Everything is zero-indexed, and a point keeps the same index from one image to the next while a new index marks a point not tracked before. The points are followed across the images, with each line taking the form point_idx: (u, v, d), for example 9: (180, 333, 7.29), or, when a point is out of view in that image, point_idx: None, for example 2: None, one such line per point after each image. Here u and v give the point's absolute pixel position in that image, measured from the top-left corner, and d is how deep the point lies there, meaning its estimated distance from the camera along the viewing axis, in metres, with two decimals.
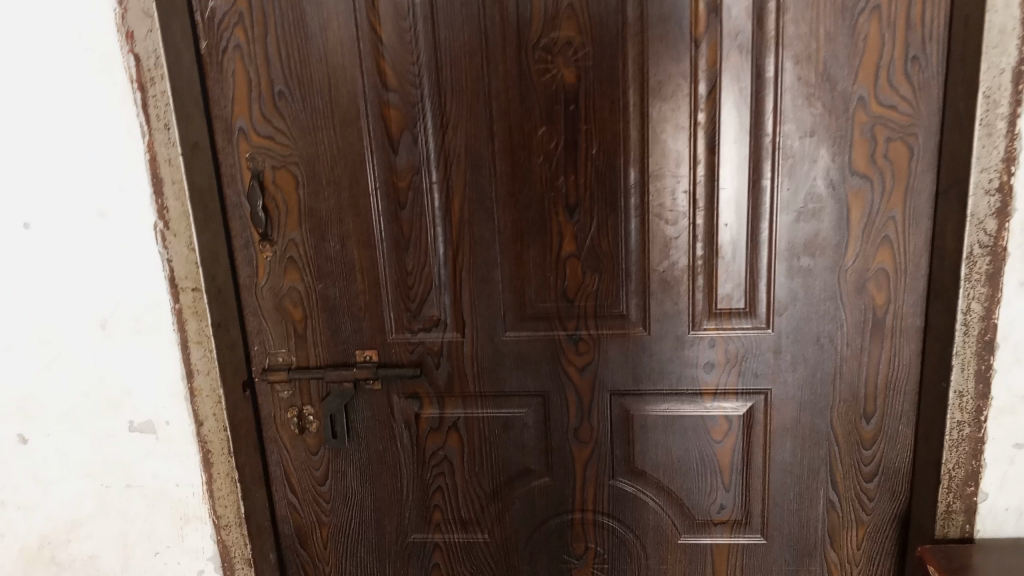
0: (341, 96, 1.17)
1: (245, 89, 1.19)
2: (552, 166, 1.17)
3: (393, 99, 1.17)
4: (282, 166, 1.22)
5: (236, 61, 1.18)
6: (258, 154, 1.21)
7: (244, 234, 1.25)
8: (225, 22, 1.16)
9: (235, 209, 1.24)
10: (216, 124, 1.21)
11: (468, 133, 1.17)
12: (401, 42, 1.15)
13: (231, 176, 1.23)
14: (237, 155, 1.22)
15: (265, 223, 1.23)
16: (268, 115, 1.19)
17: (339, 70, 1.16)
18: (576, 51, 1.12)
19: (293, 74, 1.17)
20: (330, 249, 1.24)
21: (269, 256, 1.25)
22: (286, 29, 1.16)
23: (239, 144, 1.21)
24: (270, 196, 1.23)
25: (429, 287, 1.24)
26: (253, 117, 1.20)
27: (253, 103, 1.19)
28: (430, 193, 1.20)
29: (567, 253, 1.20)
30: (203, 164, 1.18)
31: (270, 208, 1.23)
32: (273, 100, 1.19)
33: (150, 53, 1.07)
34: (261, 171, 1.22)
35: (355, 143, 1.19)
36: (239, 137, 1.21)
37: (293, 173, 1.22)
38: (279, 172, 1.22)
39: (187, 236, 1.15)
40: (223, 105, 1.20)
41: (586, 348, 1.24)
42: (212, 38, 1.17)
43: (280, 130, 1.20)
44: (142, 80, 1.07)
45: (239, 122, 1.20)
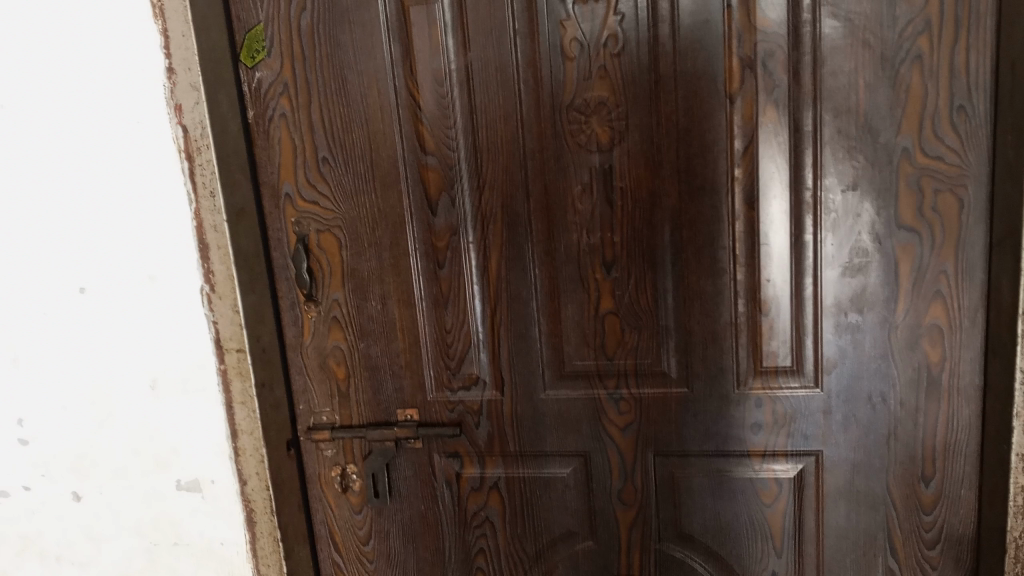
0: (381, 160, 1.20)
1: (290, 155, 1.22)
2: (589, 224, 1.16)
3: (432, 162, 1.19)
4: (326, 229, 1.24)
5: (282, 129, 1.21)
6: (304, 217, 1.24)
7: (289, 295, 1.27)
8: (271, 91, 1.20)
9: (281, 271, 1.26)
10: (264, 190, 1.24)
11: (505, 193, 1.18)
12: (438, 106, 1.17)
13: (277, 239, 1.25)
14: (283, 219, 1.24)
15: (309, 284, 1.25)
16: (313, 180, 1.22)
17: (379, 134, 1.19)
18: (610, 111, 1.13)
19: (336, 139, 1.20)
20: (371, 309, 1.25)
21: (314, 317, 1.27)
22: (329, 97, 1.19)
23: (285, 209, 1.24)
24: (314, 258, 1.25)
25: (469, 345, 1.24)
26: (298, 182, 1.23)
27: (297, 168, 1.22)
28: (469, 253, 1.21)
29: (605, 310, 1.19)
30: (250, 228, 1.22)
31: (315, 269, 1.25)
32: (318, 166, 1.22)
33: (197, 124, 1.12)
34: (306, 234, 1.24)
35: (395, 205, 1.21)
36: (284, 201, 1.24)
37: (337, 235, 1.24)
38: (323, 234, 1.24)
39: (231, 298, 1.17)
40: (269, 172, 1.23)
41: (626, 408, 1.21)
42: (258, 107, 1.21)
43: (323, 194, 1.22)
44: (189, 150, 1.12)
45: (285, 187, 1.23)
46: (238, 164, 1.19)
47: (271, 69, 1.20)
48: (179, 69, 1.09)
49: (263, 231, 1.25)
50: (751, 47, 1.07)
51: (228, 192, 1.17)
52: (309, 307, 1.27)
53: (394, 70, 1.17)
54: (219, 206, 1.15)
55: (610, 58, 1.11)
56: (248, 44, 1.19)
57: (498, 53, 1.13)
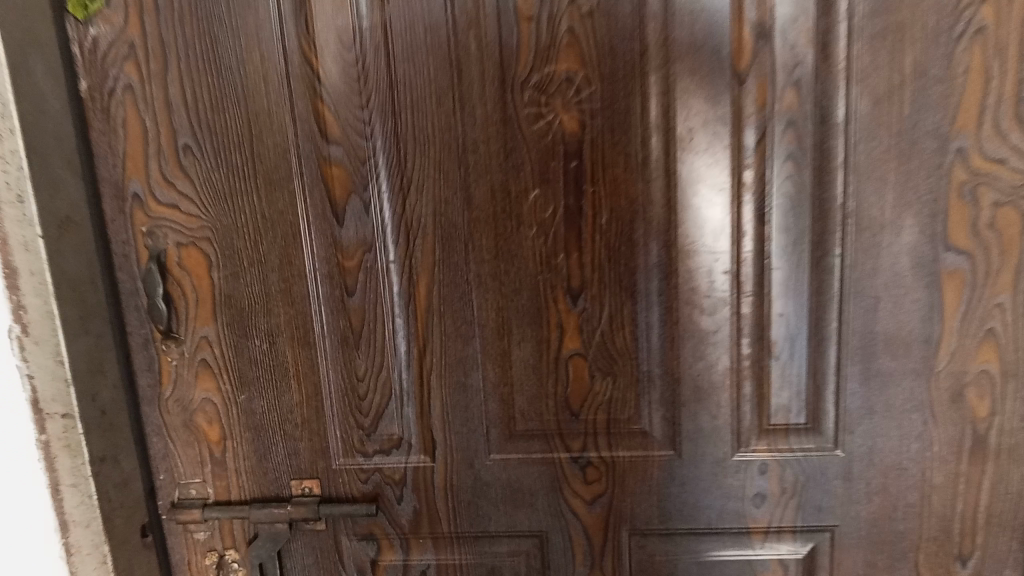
0: (264, 150, 0.87)
1: (139, 142, 0.87)
2: (549, 240, 0.87)
3: (337, 155, 0.87)
4: (190, 242, 0.90)
5: (125, 105, 0.86)
6: (159, 227, 0.90)
7: (139, 331, 0.92)
8: (111, 55, 0.85)
9: (127, 298, 0.91)
10: (102, 189, 0.89)
11: (438, 197, 0.87)
12: (345, 81, 0.85)
13: (123, 254, 0.90)
14: (130, 228, 0.90)
15: (167, 318, 0.91)
16: (171, 176, 0.88)
17: (262, 116, 0.86)
18: (578, 91, 0.84)
19: (201, 122, 0.86)
20: (254, 350, 0.92)
21: (174, 363, 0.93)
22: (194, 64, 0.85)
23: (133, 214, 0.89)
24: (174, 281, 0.91)
25: (388, 397, 0.92)
26: (150, 177, 0.88)
27: (148, 159, 0.88)
28: (387, 275, 0.89)
29: (570, 352, 0.89)
30: (85, 244, 0.86)
31: (175, 297, 0.92)
32: (176, 156, 0.87)
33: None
34: (163, 249, 0.90)
35: (286, 211, 0.88)
36: (131, 204, 0.89)
37: (204, 251, 0.90)
38: (185, 248, 0.90)
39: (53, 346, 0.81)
40: (109, 164, 0.88)
41: (596, 476, 0.92)
42: (94, 76, 0.85)
43: (186, 195, 0.89)
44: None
45: (133, 185, 0.88)
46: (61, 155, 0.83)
47: (111, 23, 0.84)
48: None
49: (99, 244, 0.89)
50: (766, 9, 0.81)
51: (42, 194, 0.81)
52: (168, 348, 0.93)
53: (284, 28, 0.84)
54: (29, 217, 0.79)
55: (579, 19, 0.82)
56: None
57: (428, 9, 0.83)
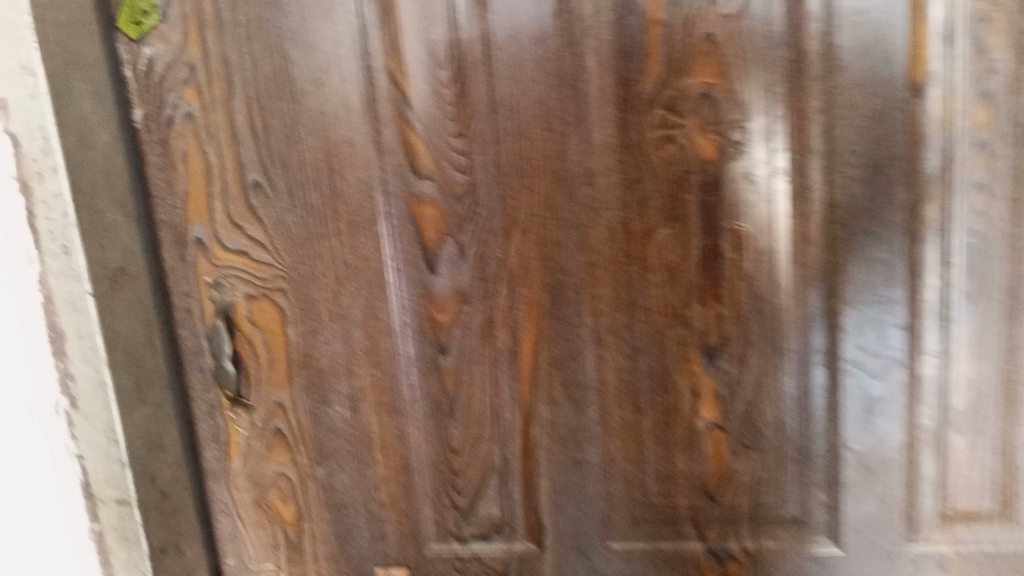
0: (342, 187, 0.74)
1: (203, 181, 0.76)
2: (680, 289, 0.71)
3: (428, 191, 0.73)
4: (261, 294, 0.78)
5: (186, 138, 0.75)
6: (226, 277, 0.78)
7: (204, 395, 0.81)
8: (171, 79, 0.73)
9: (189, 358, 0.80)
10: (160, 235, 0.78)
11: (545, 238, 0.72)
12: (437, 104, 0.71)
13: (186, 309, 0.79)
14: (193, 280, 0.78)
15: (236, 381, 0.80)
16: (240, 219, 0.76)
17: (343, 147, 0.73)
18: (719, 110, 0.68)
19: (274, 156, 0.74)
20: (334, 418, 0.80)
21: (243, 433, 0.82)
22: (263, 89, 0.72)
23: (196, 263, 0.78)
24: (243, 338, 0.80)
25: (488, 474, 0.78)
26: (215, 221, 0.77)
27: (212, 201, 0.76)
28: (489, 334, 0.75)
29: (706, 422, 0.74)
30: (143, 300, 0.74)
31: (245, 357, 0.80)
32: (244, 196, 0.76)
33: (31, 131, 0.67)
34: (230, 303, 0.79)
35: (370, 258, 0.75)
36: (194, 252, 0.78)
37: (277, 304, 0.78)
38: (255, 302, 0.79)
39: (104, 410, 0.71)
40: (168, 207, 0.77)
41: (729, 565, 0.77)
42: (150, 105, 0.74)
43: (255, 240, 0.77)
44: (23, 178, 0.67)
45: (196, 230, 0.77)
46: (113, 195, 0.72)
47: (167, 42, 0.72)
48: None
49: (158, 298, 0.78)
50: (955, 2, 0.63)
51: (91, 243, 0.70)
52: (237, 416, 0.81)
53: (366, 43, 0.70)
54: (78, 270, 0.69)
55: (719, 23, 0.66)
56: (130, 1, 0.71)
57: (536, 13, 0.67)
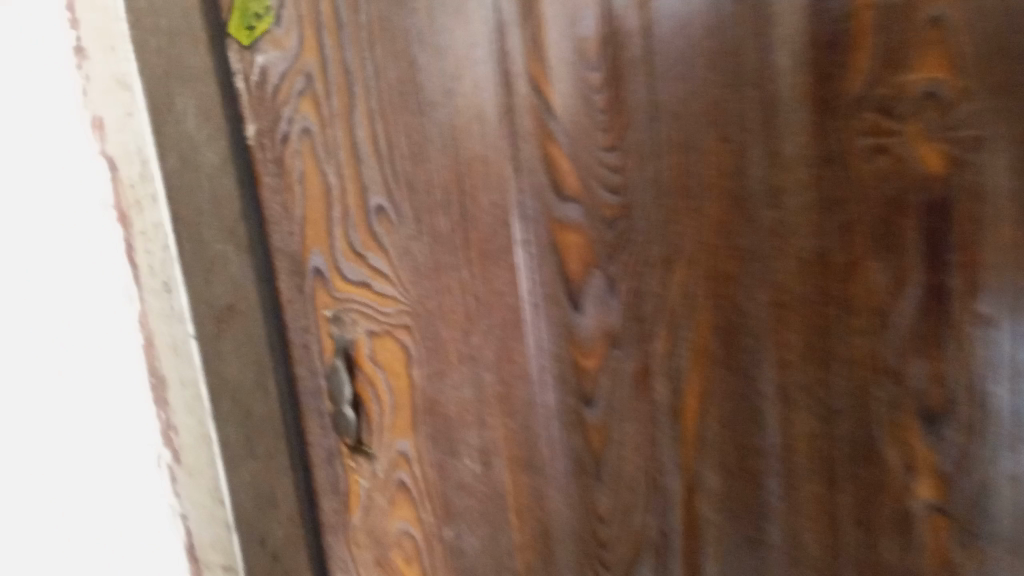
0: (474, 210, 0.62)
1: (321, 205, 0.68)
2: (890, 355, 0.47)
3: (573, 216, 0.59)
4: (385, 331, 0.69)
5: (304, 156, 0.67)
6: (347, 310, 0.70)
7: (322, 439, 0.74)
8: (285, 91, 0.67)
9: (308, 397, 0.73)
10: (278, 263, 0.71)
11: (710, 275, 0.54)
12: (586, 110, 0.56)
13: (304, 345, 0.72)
14: (312, 313, 0.71)
15: (356, 428, 0.72)
16: (362, 247, 0.67)
17: (475, 164, 0.61)
18: (968, 102, 0.42)
19: (399, 175, 0.64)
20: (464, 474, 0.69)
21: (363, 484, 0.74)
22: (386, 99, 0.63)
23: (315, 295, 0.71)
24: (364, 379, 0.71)
25: (640, 551, 0.63)
26: (335, 249, 0.69)
27: (331, 226, 0.68)
28: (645, 385, 0.59)
29: (922, 501, 0.48)
30: (250, 333, 0.70)
31: (367, 400, 0.72)
32: (367, 220, 0.66)
33: (128, 153, 0.65)
34: (351, 341, 0.70)
35: (505, 293, 0.63)
36: (314, 283, 0.70)
37: (401, 343, 0.69)
38: (378, 339, 0.69)
39: (204, 443, 0.69)
40: (285, 232, 0.70)
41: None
42: (263, 118, 0.68)
43: (378, 270, 0.67)
44: (124, 205, 0.67)
45: (314, 258, 0.70)
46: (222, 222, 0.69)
47: (280, 48, 0.66)
48: (93, 51, 0.65)
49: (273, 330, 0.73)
50: None
51: (205, 274, 0.67)
52: (358, 465, 0.73)
53: (502, 42, 0.58)
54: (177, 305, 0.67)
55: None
56: (241, 6, 0.66)
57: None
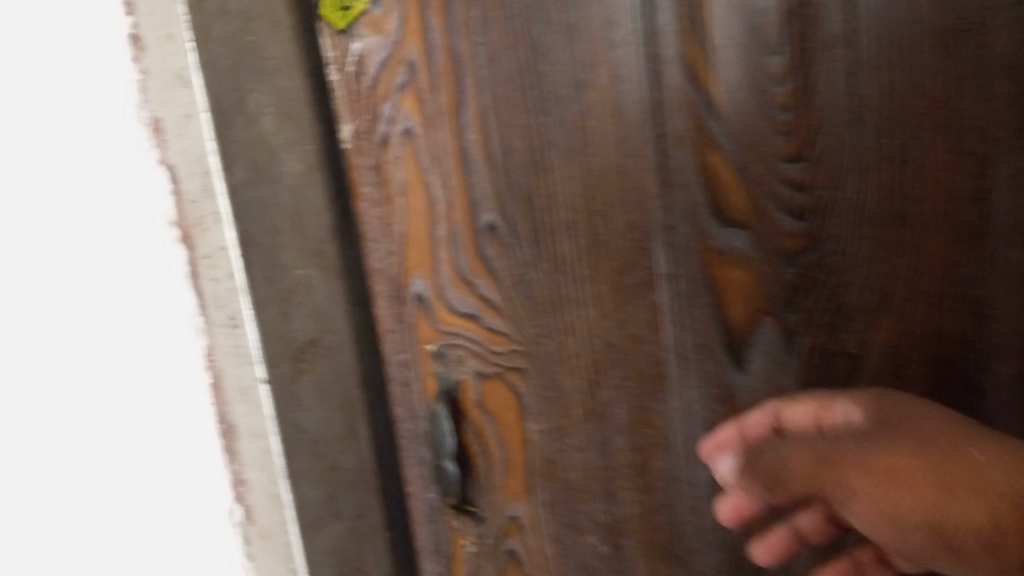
0: (609, 233, 0.49)
1: (426, 221, 0.56)
2: None
3: (738, 248, 0.45)
4: (497, 375, 0.57)
5: (406, 163, 0.55)
6: (452, 347, 0.58)
7: (423, 495, 0.62)
8: (384, 84, 0.54)
9: (407, 443, 0.62)
10: (376, 289, 0.59)
11: (932, 322, 0.41)
12: (761, 109, 0.42)
13: (405, 386, 0.60)
14: (413, 347, 0.59)
15: (461, 485, 0.60)
16: (470, 272, 0.55)
17: (612, 176, 0.48)
18: None
19: (516, 188, 0.51)
20: (589, 550, 0.56)
21: (468, 549, 0.62)
22: (502, 93, 0.50)
23: (417, 327, 0.59)
24: (471, 428, 0.59)
25: None
26: (440, 275, 0.57)
27: (436, 247, 0.56)
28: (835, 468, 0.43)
29: None
30: (344, 371, 0.58)
31: (472, 452, 0.60)
32: (478, 240, 0.54)
33: (189, 163, 0.50)
34: (458, 382, 0.59)
35: (647, 339, 0.49)
36: (415, 312, 0.59)
37: (516, 389, 0.56)
38: (488, 383, 0.57)
39: (279, 513, 0.55)
40: (383, 254, 0.58)
41: (876, 513, 0.36)
42: (359, 117, 0.56)
43: (488, 301, 0.55)
44: (183, 225, 0.51)
45: (416, 283, 0.58)
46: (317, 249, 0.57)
47: (380, 33, 0.53)
48: (152, 39, 0.49)
49: (366, 370, 0.60)
50: None
51: (281, 310, 0.54)
52: (463, 527, 0.61)
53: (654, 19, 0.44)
54: (250, 350, 0.53)
55: None
56: None
57: None
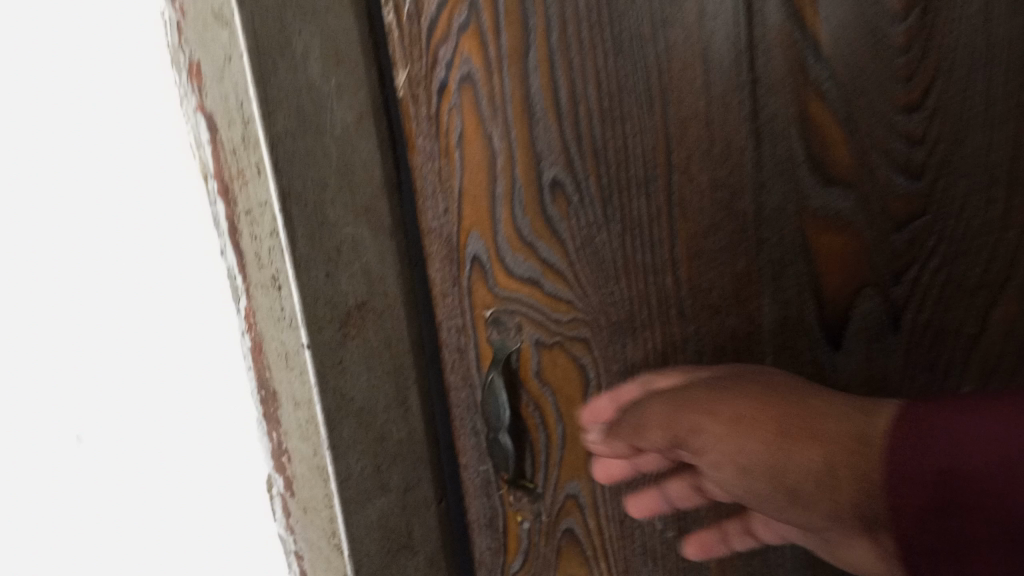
0: (686, 188, 0.46)
1: (485, 176, 0.48)
2: None
3: (837, 206, 0.45)
4: (558, 344, 0.52)
5: (462, 112, 0.47)
6: (511, 313, 0.52)
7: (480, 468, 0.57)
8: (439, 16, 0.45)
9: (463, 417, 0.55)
10: (431, 249, 0.51)
11: None
12: (874, 55, 0.42)
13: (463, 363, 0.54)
14: (469, 314, 0.52)
15: (519, 464, 0.55)
16: (532, 235, 0.49)
17: (692, 126, 0.45)
18: None
19: (590, 142, 0.46)
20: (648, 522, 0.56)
21: (525, 526, 0.58)
22: (592, 38, 0.43)
23: (472, 294, 0.52)
24: (530, 401, 0.55)
25: None
26: (499, 236, 0.50)
27: (496, 204, 0.49)
28: None
29: None
30: (388, 339, 0.49)
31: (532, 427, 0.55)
32: (541, 194, 0.48)
33: (229, 111, 0.43)
34: (517, 351, 0.53)
35: None
36: (470, 277, 0.51)
37: (577, 359, 0.52)
38: (548, 352, 0.53)
39: (323, 485, 0.48)
40: (436, 209, 0.49)
41: (747, 476, 0.40)
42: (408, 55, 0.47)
43: (550, 266, 0.49)
44: (225, 178, 0.44)
45: (471, 241, 0.50)
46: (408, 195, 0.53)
47: None
48: None
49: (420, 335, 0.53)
50: None
51: (329, 270, 0.45)
52: (519, 503, 0.57)
53: None
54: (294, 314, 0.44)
55: None
56: None
57: None
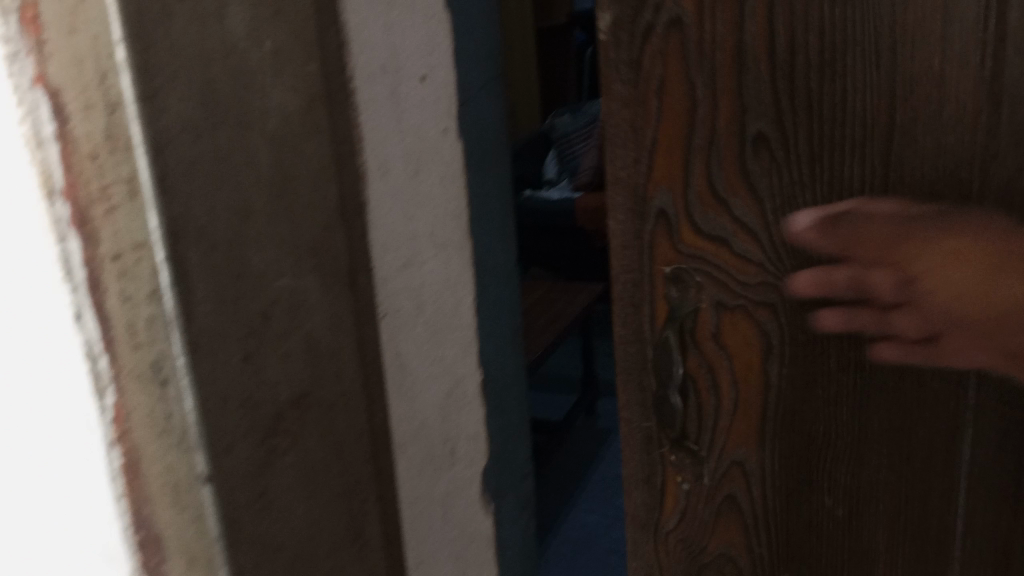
0: (900, 153, 0.44)
1: (682, 124, 0.47)
2: None
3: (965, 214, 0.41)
4: (740, 311, 0.49)
5: (665, 58, 0.47)
6: (696, 270, 0.50)
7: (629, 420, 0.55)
8: None
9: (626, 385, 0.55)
10: (612, 203, 0.51)
11: None
12: None
13: (454, 380, 0.44)
14: (647, 269, 0.51)
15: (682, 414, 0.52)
16: (726, 191, 0.47)
17: (908, 119, 0.43)
18: None
19: (800, 89, 0.44)
20: (817, 511, 0.51)
21: (684, 488, 0.55)
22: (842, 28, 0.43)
23: (653, 248, 0.51)
24: (700, 357, 0.51)
25: None
26: (689, 190, 0.48)
27: (689, 155, 0.48)
28: None
29: None
30: (339, 444, 0.33)
31: (706, 372, 0.51)
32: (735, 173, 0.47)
33: (85, 88, 0.25)
34: (693, 312, 0.50)
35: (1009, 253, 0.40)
36: (651, 232, 0.50)
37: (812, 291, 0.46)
38: (729, 316, 0.50)
39: None
40: (625, 155, 0.49)
41: (943, 330, 0.42)
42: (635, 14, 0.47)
43: (743, 226, 0.47)
44: (81, 216, 0.26)
45: (659, 196, 0.49)
46: (409, 200, 0.40)
47: None
48: None
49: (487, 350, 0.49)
50: None
51: (246, 351, 0.28)
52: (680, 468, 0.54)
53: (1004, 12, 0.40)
54: (187, 423, 0.27)
55: None
56: None
57: None
